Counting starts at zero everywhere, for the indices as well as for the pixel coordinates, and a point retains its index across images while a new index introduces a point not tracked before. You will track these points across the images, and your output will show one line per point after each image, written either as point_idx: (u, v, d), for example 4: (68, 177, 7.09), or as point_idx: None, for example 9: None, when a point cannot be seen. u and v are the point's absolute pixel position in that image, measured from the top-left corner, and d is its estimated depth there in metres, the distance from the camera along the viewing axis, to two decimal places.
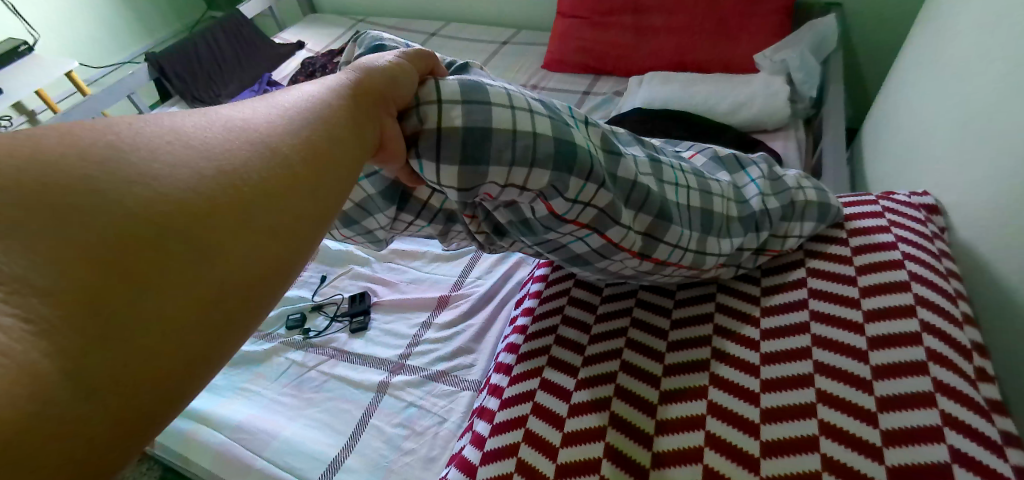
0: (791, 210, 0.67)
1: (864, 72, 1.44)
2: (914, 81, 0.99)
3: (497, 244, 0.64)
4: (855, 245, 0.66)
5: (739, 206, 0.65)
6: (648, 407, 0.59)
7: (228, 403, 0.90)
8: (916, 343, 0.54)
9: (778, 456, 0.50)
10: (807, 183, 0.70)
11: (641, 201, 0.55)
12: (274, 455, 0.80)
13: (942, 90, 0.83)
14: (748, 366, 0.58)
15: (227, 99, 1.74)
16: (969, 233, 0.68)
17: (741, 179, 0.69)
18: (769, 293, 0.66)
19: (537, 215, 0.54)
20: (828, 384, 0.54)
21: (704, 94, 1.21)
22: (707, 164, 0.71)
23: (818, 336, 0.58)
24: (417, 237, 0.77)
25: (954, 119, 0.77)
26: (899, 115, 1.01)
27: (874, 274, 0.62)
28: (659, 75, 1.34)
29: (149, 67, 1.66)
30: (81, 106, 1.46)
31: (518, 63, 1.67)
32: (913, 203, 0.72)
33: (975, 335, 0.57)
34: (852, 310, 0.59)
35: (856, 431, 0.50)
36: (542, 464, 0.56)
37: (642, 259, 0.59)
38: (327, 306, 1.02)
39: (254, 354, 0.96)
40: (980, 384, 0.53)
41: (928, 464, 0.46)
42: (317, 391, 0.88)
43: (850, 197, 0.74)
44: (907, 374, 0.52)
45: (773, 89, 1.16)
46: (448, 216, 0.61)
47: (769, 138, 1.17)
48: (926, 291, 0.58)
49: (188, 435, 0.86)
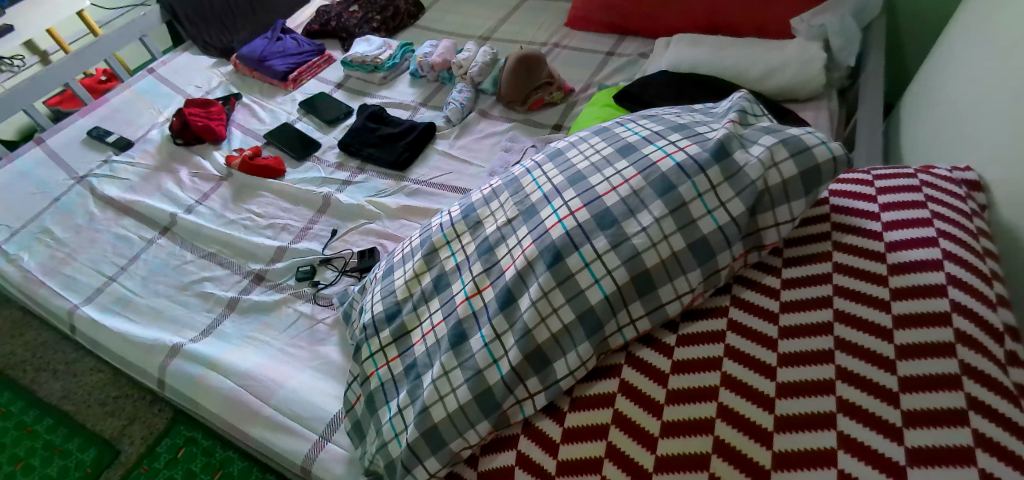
0: (803, 189, 0.60)
1: (906, 43, 1.36)
2: (963, 53, 0.92)
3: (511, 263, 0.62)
4: (887, 220, 0.63)
5: (777, 209, 0.60)
6: (659, 377, 0.56)
7: (236, 351, 0.89)
8: (945, 325, 0.51)
9: (790, 432, 0.49)
10: (819, 134, 0.62)
11: (676, 247, 0.57)
12: (281, 403, 0.80)
13: (998, 62, 0.77)
14: (767, 340, 0.56)
15: (240, 45, 1.64)
16: (1012, 213, 0.64)
17: (751, 150, 0.61)
18: (793, 265, 0.63)
19: (584, 284, 0.57)
20: (848, 361, 0.52)
21: (736, 58, 1.15)
22: (706, 151, 0.60)
23: (841, 311, 0.56)
24: (444, 224, 0.73)
25: (1010, 96, 0.71)
26: (943, 89, 0.95)
27: (904, 251, 0.59)
28: (689, 37, 1.27)
29: (160, 10, 1.63)
30: (92, 48, 1.44)
31: (540, 20, 1.60)
32: (954, 177, 0.68)
33: (1009, 317, 0.54)
34: (878, 287, 0.56)
35: (874, 410, 0.48)
36: (551, 428, 0.57)
37: (649, 280, 0.57)
38: (335, 260, 1.03)
39: (265, 303, 0.97)
40: (1010, 368, 0.49)
41: (948, 447, 0.44)
42: (324, 344, 0.89)
43: (885, 170, 0.70)
44: (932, 355, 0.50)
45: (810, 55, 1.10)
46: (457, 307, 0.63)
47: (799, 109, 1.11)
48: (959, 270, 0.55)
49: (197, 380, 0.86)
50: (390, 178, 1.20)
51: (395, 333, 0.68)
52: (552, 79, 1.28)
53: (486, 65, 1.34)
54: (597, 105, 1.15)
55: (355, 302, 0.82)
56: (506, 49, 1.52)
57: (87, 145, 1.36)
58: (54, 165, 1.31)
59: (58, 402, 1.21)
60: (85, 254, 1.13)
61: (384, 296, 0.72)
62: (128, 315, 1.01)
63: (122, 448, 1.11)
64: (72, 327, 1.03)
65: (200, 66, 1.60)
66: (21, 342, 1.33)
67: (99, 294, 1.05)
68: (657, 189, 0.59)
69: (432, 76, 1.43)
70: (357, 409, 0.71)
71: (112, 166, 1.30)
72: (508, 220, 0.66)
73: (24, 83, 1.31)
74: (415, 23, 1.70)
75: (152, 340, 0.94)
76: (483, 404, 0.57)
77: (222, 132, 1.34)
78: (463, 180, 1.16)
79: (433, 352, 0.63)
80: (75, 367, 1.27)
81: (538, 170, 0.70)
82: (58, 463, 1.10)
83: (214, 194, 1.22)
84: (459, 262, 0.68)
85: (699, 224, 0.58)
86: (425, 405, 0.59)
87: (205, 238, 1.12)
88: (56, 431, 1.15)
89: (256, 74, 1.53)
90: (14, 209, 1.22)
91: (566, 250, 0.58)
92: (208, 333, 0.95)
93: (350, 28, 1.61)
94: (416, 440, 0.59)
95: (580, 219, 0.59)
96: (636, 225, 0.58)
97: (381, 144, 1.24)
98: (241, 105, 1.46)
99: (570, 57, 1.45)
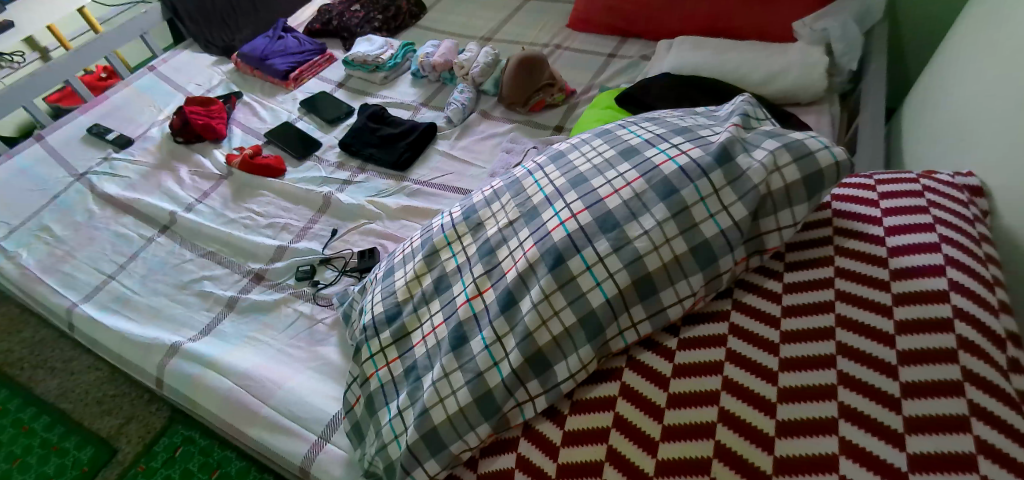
0: (804, 194, 0.60)
1: (907, 48, 1.36)
2: (965, 58, 0.92)
3: (511, 266, 0.62)
4: (889, 225, 0.63)
5: (779, 214, 0.60)
6: (660, 380, 0.56)
7: (236, 351, 0.89)
8: (946, 331, 0.51)
9: (792, 437, 0.49)
10: (822, 138, 0.62)
11: (678, 250, 0.57)
12: (279, 404, 0.80)
13: (1000, 68, 0.77)
14: (769, 344, 0.56)
15: (241, 43, 1.65)
16: (1014, 220, 0.64)
17: (753, 155, 0.61)
18: (794, 269, 0.63)
19: (585, 287, 0.57)
20: (850, 367, 0.52)
21: (738, 62, 1.15)
22: (708, 156, 0.60)
23: (843, 316, 0.56)
24: (444, 226, 0.73)
25: (1012, 101, 0.71)
26: (945, 95, 0.95)
27: (906, 256, 0.59)
28: (691, 40, 1.26)
29: (161, 7, 1.62)
30: (92, 45, 1.43)
31: (541, 21, 1.60)
32: (956, 183, 0.68)
33: (1011, 324, 0.53)
34: (880, 293, 0.56)
35: (875, 415, 0.48)
36: (551, 431, 0.57)
37: (648, 284, 0.57)
38: (335, 260, 1.03)
39: (265, 302, 0.97)
40: (1012, 375, 0.49)
41: (950, 453, 0.44)
42: (324, 345, 0.88)
43: (887, 175, 0.70)
44: (934, 361, 0.49)
45: (812, 59, 1.10)
46: (458, 309, 0.63)
47: (801, 113, 1.11)
48: (961, 276, 0.55)
49: (195, 379, 0.86)
50: (391, 178, 1.20)
51: (395, 334, 0.68)
52: (553, 80, 1.28)
53: (487, 66, 1.34)
54: (598, 107, 1.15)
55: (355, 302, 0.82)
56: (507, 50, 1.51)
57: (87, 142, 1.36)
58: (54, 163, 1.30)
59: (55, 399, 1.20)
60: (84, 252, 1.12)
61: (384, 297, 0.72)
62: (126, 314, 1.01)
63: (119, 447, 1.11)
64: (70, 325, 1.03)
65: (201, 63, 1.60)
66: (18, 339, 1.32)
67: (98, 292, 1.05)
68: (659, 192, 0.59)
69: (434, 76, 1.43)
70: (357, 410, 0.70)
71: (112, 163, 1.30)
72: (509, 223, 0.66)
73: (24, 80, 1.31)
74: (417, 23, 1.69)
75: (151, 339, 0.93)
76: (484, 406, 0.57)
77: (223, 130, 1.34)
78: (464, 181, 1.15)
79: (433, 354, 0.63)
80: (73, 365, 1.26)
81: (540, 172, 0.70)
82: (55, 462, 1.09)
83: (214, 193, 1.22)
84: (460, 264, 0.68)
85: (701, 227, 0.58)
86: (425, 407, 0.59)
87: (204, 237, 1.12)
88: (54, 429, 1.15)
89: (257, 72, 1.52)
90: (13, 206, 1.21)
91: (567, 253, 0.58)
92: (207, 332, 0.94)
93: (351, 28, 1.60)
94: (416, 442, 0.58)
95: (582, 222, 0.59)
96: (638, 229, 0.57)
97: (382, 144, 1.24)
98: (242, 103, 1.46)
99: (572, 59, 1.45)
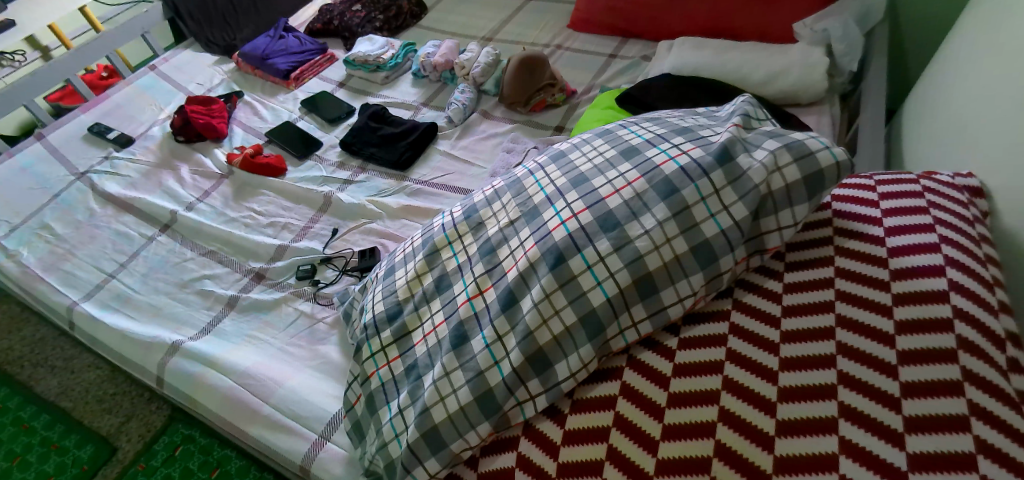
0: (804, 194, 0.60)
1: (908, 48, 1.36)
2: (965, 59, 0.92)
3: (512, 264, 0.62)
4: (889, 225, 0.63)
5: (780, 214, 0.60)
6: (661, 380, 0.56)
7: (236, 350, 0.89)
8: (945, 331, 0.51)
9: (792, 436, 0.49)
10: (823, 139, 0.62)
11: (679, 249, 0.57)
12: (279, 402, 0.80)
13: (1000, 69, 0.77)
14: (769, 344, 0.56)
15: (242, 42, 1.65)
16: (1015, 220, 0.64)
17: (754, 155, 0.61)
18: (795, 269, 0.63)
19: (586, 287, 0.57)
20: (850, 366, 0.52)
21: (738, 62, 1.15)
22: (708, 156, 0.60)
23: (843, 316, 0.56)
24: (444, 226, 0.73)
25: (1012, 101, 0.71)
26: (945, 95, 0.95)
27: (906, 257, 0.59)
28: (691, 40, 1.27)
29: (163, 6, 1.63)
30: (94, 43, 1.43)
31: (542, 21, 1.60)
32: (956, 184, 0.68)
33: (1011, 324, 0.54)
34: (880, 292, 0.56)
35: (876, 415, 0.48)
36: (552, 430, 0.57)
37: (649, 283, 0.57)
38: (336, 259, 1.03)
39: (265, 301, 0.97)
40: (1011, 375, 0.49)
41: (950, 453, 0.44)
42: (324, 344, 0.89)
43: (887, 176, 0.70)
44: (934, 362, 0.50)
45: (812, 60, 1.10)
46: (458, 308, 0.63)
47: (802, 113, 1.11)
48: (961, 276, 0.55)
49: (196, 378, 0.86)
50: (391, 177, 1.20)
51: (395, 333, 0.68)
52: (554, 81, 1.28)
53: (488, 66, 1.34)
54: (599, 107, 1.15)
55: (356, 301, 0.82)
56: (508, 50, 1.52)
57: (88, 140, 1.36)
58: (55, 161, 1.30)
59: (56, 398, 1.20)
60: (85, 250, 1.12)
61: (385, 296, 0.72)
62: (127, 312, 1.01)
63: (119, 445, 1.11)
64: (71, 324, 1.03)
65: (202, 63, 1.60)
66: (18, 337, 1.32)
67: (99, 290, 1.05)
68: (660, 192, 0.59)
69: (435, 76, 1.43)
70: (357, 408, 0.71)
71: (113, 162, 1.30)
72: (510, 222, 0.66)
73: (25, 79, 1.31)
74: (418, 23, 1.69)
75: (152, 337, 0.93)
76: (484, 405, 0.57)
77: (224, 130, 1.34)
78: (464, 181, 1.16)
79: (434, 353, 0.63)
80: (73, 363, 1.26)
81: (541, 172, 0.70)
82: (55, 460, 1.09)
83: (214, 192, 1.22)
84: (461, 264, 0.68)
85: (701, 227, 0.58)
86: (426, 406, 0.59)
87: (205, 236, 1.12)
88: (53, 427, 1.15)
89: (258, 72, 1.53)
90: (14, 204, 1.21)
91: (568, 252, 0.58)
92: (208, 331, 0.95)
93: (352, 27, 1.60)
94: (417, 441, 0.58)
95: (583, 221, 0.59)
96: (639, 228, 0.58)
97: (383, 144, 1.24)
98: (243, 102, 1.46)
99: (573, 59, 1.45)
